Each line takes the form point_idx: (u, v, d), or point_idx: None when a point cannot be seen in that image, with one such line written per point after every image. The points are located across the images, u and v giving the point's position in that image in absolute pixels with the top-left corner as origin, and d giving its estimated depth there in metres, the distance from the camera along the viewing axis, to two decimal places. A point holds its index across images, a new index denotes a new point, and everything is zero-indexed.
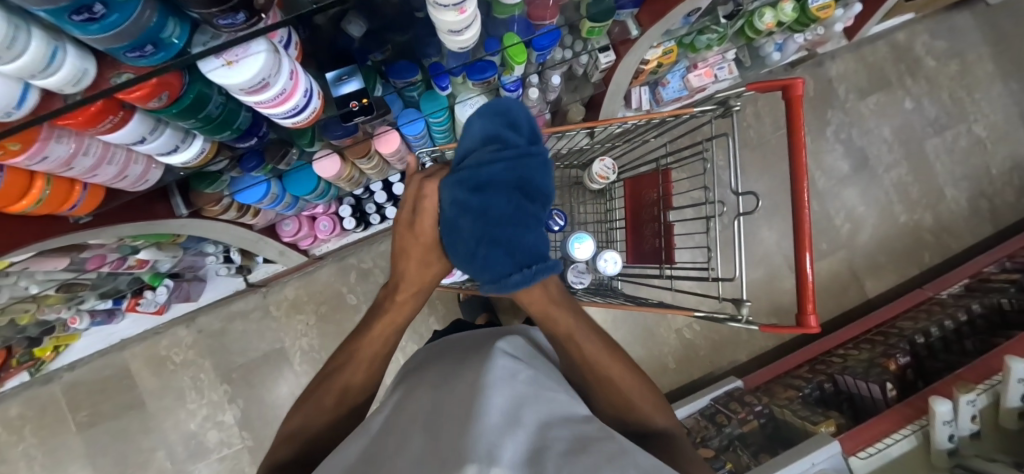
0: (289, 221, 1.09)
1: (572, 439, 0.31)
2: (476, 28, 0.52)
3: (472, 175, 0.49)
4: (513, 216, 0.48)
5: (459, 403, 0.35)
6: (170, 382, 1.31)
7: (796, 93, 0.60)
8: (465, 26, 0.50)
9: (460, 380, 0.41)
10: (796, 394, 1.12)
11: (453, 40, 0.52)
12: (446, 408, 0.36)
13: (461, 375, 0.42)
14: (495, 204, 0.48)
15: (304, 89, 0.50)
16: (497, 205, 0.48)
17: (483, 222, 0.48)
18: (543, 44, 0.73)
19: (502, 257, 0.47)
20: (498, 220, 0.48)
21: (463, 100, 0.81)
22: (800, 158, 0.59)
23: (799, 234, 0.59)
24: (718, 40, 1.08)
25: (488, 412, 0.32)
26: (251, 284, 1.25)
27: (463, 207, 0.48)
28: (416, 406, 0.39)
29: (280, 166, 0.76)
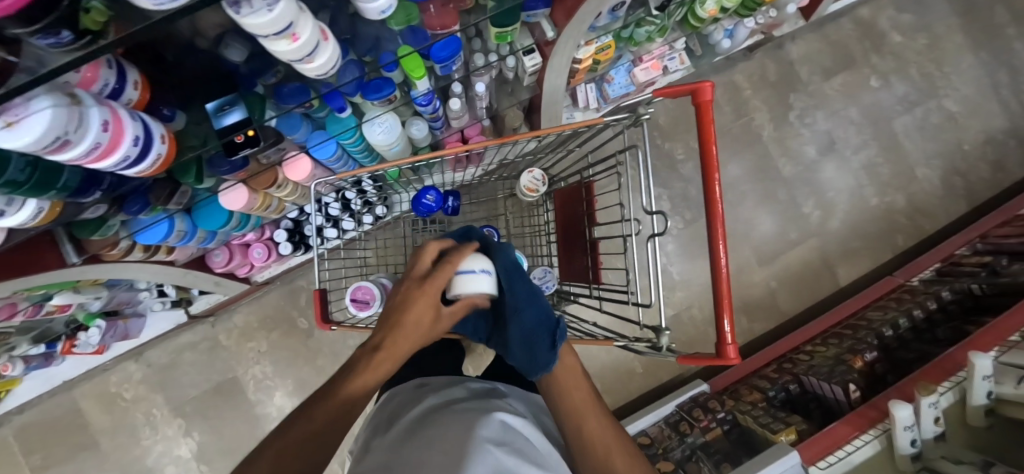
0: (219, 251, 1.04)
1: None
2: (326, 51, 0.47)
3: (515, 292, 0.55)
4: (543, 322, 0.56)
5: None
6: (123, 419, 1.28)
7: (705, 98, 0.55)
8: (309, 52, 0.45)
9: (437, 449, 0.39)
10: (761, 397, 1.08)
11: (308, 68, 0.48)
12: None
13: (436, 445, 0.40)
14: (527, 316, 0.55)
15: (132, 136, 0.45)
16: (529, 317, 0.55)
17: (527, 329, 0.55)
18: (442, 55, 0.67)
19: (540, 352, 0.54)
20: (525, 303, 0.55)
21: (370, 119, 0.75)
22: (712, 173, 0.54)
23: (716, 258, 0.53)
24: (658, 31, 1.02)
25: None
26: (195, 316, 1.20)
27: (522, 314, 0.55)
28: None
29: (174, 204, 0.71)
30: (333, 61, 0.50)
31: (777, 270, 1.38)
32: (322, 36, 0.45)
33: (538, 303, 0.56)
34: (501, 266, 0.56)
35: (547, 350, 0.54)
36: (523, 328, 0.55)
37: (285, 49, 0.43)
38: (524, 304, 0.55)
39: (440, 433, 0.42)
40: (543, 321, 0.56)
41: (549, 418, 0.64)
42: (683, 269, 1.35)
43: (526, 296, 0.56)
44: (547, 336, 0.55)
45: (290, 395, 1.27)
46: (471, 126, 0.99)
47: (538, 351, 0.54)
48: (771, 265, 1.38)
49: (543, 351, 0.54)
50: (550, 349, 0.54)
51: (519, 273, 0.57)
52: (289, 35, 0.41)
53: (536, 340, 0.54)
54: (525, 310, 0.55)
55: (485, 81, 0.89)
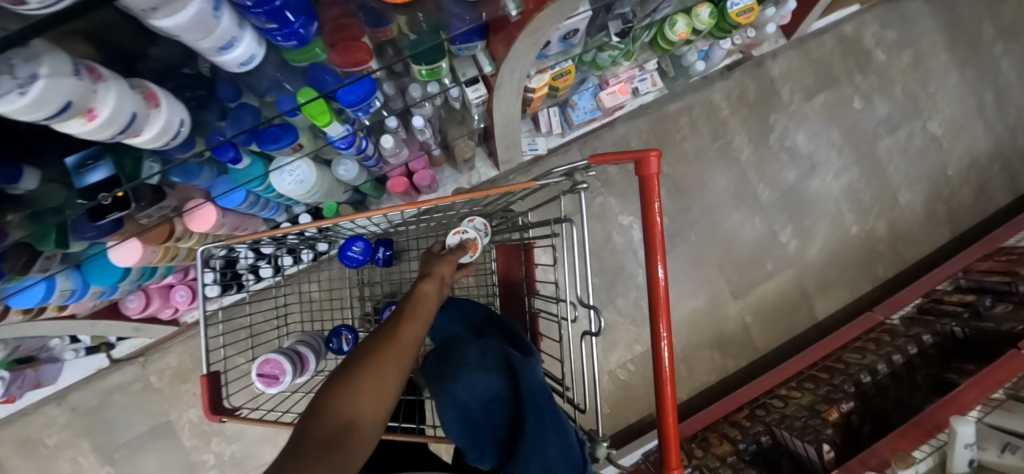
0: (135, 295, 0.93)
1: None
2: (151, 121, 0.38)
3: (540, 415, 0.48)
4: (568, 455, 0.48)
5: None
6: (46, 467, 1.17)
7: (649, 171, 0.46)
8: (122, 126, 0.35)
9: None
10: (731, 449, 1.01)
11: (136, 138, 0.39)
12: None
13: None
14: (552, 450, 0.47)
15: None
16: (555, 452, 0.47)
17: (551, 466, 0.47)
18: (349, 99, 0.57)
19: None
20: (552, 437, 0.48)
21: (277, 166, 0.65)
22: (656, 266, 0.46)
23: (657, 368, 0.47)
24: (623, 55, 0.93)
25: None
26: (120, 358, 1.10)
27: (548, 445, 0.47)
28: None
29: (43, 269, 0.60)
30: (165, 128, 0.40)
31: (752, 302, 1.31)
32: (138, 106, 0.36)
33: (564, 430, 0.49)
34: (528, 384, 0.50)
35: None
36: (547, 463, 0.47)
37: (83, 127, 0.33)
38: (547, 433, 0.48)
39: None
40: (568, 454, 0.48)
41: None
42: None
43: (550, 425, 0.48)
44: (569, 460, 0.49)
45: (229, 440, 1.18)
46: (415, 158, 0.90)
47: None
48: (747, 298, 1.31)
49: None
50: None
51: (544, 400, 0.49)
52: (87, 114, 0.32)
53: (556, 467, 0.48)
54: (548, 441, 0.47)
55: (425, 114, 0.78)
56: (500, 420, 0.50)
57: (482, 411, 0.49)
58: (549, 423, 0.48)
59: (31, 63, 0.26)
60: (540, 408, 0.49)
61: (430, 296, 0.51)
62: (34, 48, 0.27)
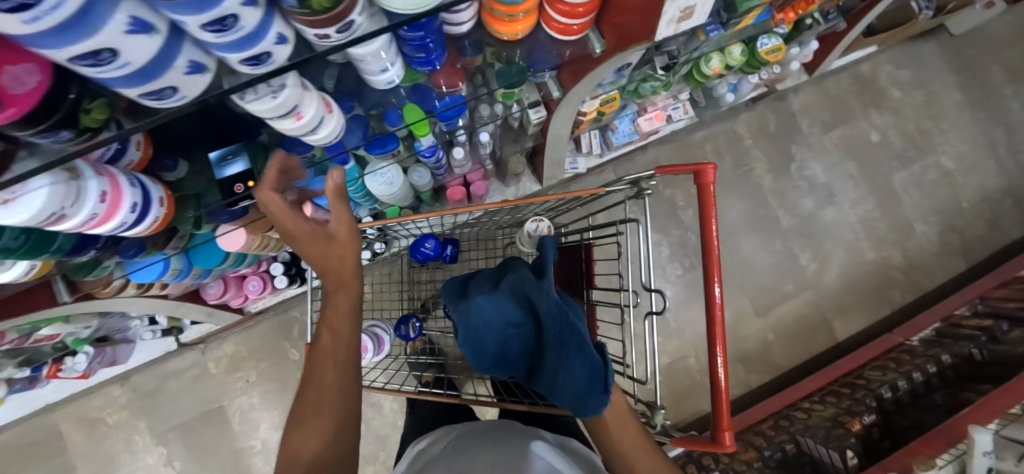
0: (214, 283, 1.03)
1: None
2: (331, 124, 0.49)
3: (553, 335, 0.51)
4: (590, 372, 0.50)
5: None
6: (102, 445, 1.24)
7: (706, 180, 0.55)
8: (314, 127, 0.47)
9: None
10: (756, 456, 1.05)
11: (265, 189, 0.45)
12: None
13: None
14: (575, 371, 0.49)
15: (131, 203, 0.44)
16: (577, 372, 0.49)
17: (570, 383, 0.50)
18: (449, 117, 0.68)
19: (592, 400, 0.49)
20: (571, 358, 0.49)
21: (372, 170, 0.74)
22: (713, 260, 0.54)
23: (712, 353, 0.53)
24: (663, 86, 1.03)
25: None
26: (185, 343, 1.19)
27: (564, 364, 0.50)
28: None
29: (171, 248, 0.70)
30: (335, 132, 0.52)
31: (774, 321, 1.37)
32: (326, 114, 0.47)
33: (582, 349, 0.50)
34: (542, 307, 0.52)
35: (599, 396, 0.49)
36: (571, 381, 0.50)
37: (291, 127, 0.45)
38: (566, 353, 0.50)
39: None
40: (590, 371, 0.50)
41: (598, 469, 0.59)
42: (680, 315, 1.34)
43: (565, 344, 0.50)
44: (598, 380, 0.50)
45: (275, 428, 1.25)
46: (473, 171, 1.00)
47: (592, 393, 0.49)
48: (769, 316, 1.37)
49: (595, 394, 0.49)
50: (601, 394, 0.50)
51: (562, 320, 0.51)
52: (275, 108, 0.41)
53: (584, 386, 0.49)
54: (570, 363, 0.50)
55: (489, 130, 0.89)
56: (522, 343, 0.55)
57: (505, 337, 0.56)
58: (567, 346, 0.50)
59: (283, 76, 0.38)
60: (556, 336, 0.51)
61: (349, 281, 0.47)
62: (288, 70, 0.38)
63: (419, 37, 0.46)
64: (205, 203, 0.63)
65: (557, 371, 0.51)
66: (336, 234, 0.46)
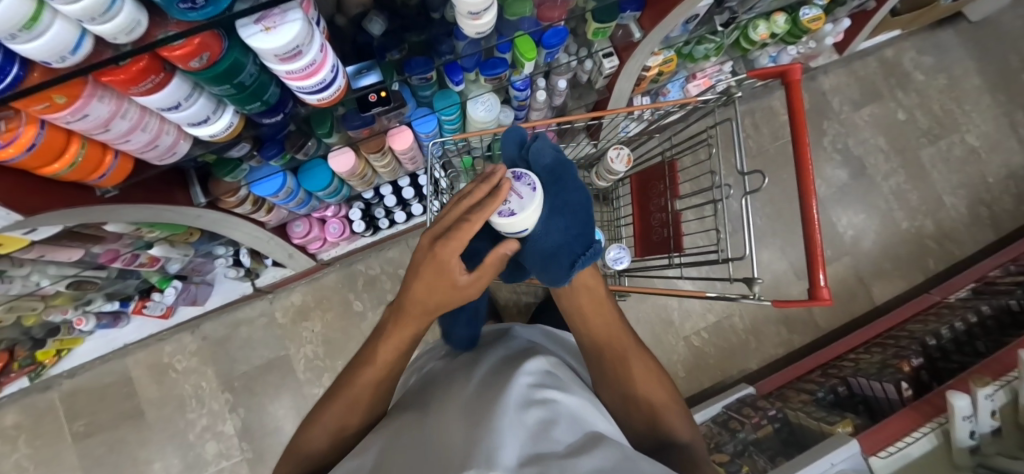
0: (300, 222, 1.10)
1: (571, 439, 0.34)
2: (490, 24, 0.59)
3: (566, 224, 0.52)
4: (562, 242, 0.51)
5: (463, 402, 0.39)
6: (171, 390, 1.29)
7: (795, 77, 0.63)
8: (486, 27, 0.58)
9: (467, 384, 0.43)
10: (810, 397, 1.10)
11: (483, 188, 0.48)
12: (434, 429, 0.36)
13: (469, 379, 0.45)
14: (547, 238, 0.51)
15: (331, 65, 0.53)
16: (550, 238, 0.51)
17: (556, 251, 0.51)
18: (551, 42, 0.78)
19: (557, 269, 0.50)
20: (557, 232, 0.51)
21: (475, 96, 0.85)
22: (803, 147, 0.61)
23: (808, 224, 0.59)
24: (715, 50, 1.13)
25: (492, 411, 0.35)
26: (259, 289, 1.25)
27: (554, 231, 0.51)
28: (435, 401, 0.43)
29: (299, 156, 0.79)
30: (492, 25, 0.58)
31: None
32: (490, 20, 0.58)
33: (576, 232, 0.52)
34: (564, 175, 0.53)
35: (565, 268, 0.50)
36: (543, 243, 0.51)
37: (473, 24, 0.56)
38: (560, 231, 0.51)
39: (464, 375, 0.47)
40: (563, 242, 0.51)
41: (571, 355, 0.65)
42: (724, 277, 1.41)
43: (566, 225, 0.51)
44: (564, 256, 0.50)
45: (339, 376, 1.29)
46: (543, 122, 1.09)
47: (555, 263, 0.51)
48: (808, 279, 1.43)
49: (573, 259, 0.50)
50: (569, 267, 0.50)
51: (555, 177, 0.52)
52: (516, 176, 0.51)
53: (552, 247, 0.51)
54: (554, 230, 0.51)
55: (565, 79, 0.98)
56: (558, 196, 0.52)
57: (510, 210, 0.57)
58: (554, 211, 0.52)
59: None
60: (549, 218, 0.51)
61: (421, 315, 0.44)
62: None
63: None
64: (340, 109, 0.72)
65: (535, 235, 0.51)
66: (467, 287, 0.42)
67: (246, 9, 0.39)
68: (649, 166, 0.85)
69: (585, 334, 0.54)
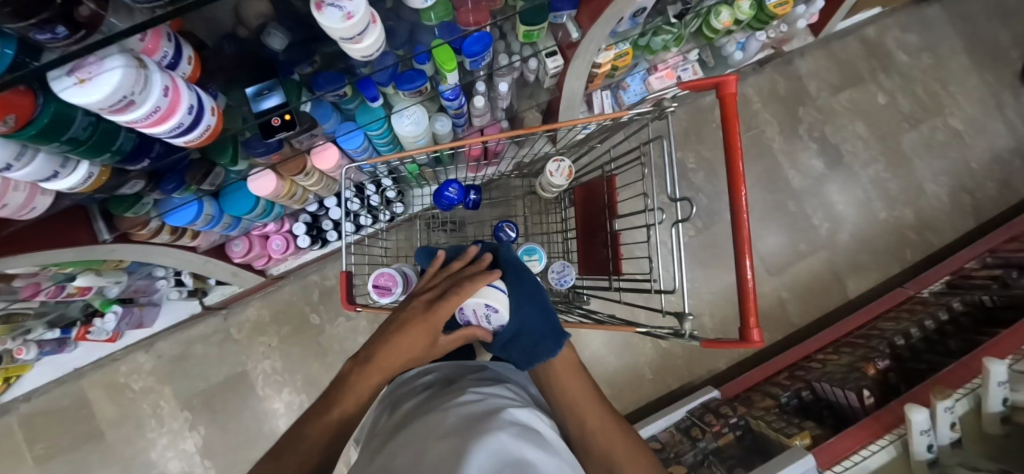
0: (239, 241, 1.05)
1: None
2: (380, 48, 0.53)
3: (543, 298, 0.57)
4: (545, 314, 0.56)
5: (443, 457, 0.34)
6: (130, 410, 1.27)
7: (729, 91, 0.56)
8: (373, 50, 0.51)
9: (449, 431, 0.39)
10: (773, 403, 1.07)
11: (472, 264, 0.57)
12: None
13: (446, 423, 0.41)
14: (529, 311, 0.55)
15: (187, 104, 0.47)
16: (529, 312, 0.55)
17: (541, 318, 0.55)
18: (474, 50, 0.70)
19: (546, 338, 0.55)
20: (531, 299, 0.56)
21: (398, 110, 0.77)
22: (736, 174, 0.56)
23: (741, 261, 0.54)
24: (675, 41, 1.06)
25: None
26: (209, 307, 1.21)
27: (535, 303, 0.56)
28: (409, 452, 0.38)
29: (206, 186, 0.73)
30: (379, 47, 0.52)
31: (786, 280, 1.38)
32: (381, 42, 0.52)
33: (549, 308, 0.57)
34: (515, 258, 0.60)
35: (555, 337, 0.55)
36: (528, 317, 0.55)
37: (356, 49, 0.50)
38: (539, 299, 0.56)
39: (440, 418, 0.43)
40: (544, 313, 0.56)
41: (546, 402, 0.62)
42: (694, 276, 1.36)
43: (541, 299, 0.57)
44: (553, 327, 0.56)
45: (299, 391, 1.27)
46: (491, 125, 1.02)
47: (546, 337, 0.55)
48: (781, 275, 1.38)
49: (554, 333, 0.55)
50: (557, 337, 0.56)
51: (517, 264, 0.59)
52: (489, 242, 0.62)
53: (533, 323, 0.55)
54: (530, 305, 0.55)
55: (507, 82, 0.92)
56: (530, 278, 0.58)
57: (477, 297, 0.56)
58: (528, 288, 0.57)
59: None
60: (526, 295, 0.56)
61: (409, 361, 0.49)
62: None
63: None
64: (244, 134, 0.67)
65: (519, 308, 0.55)
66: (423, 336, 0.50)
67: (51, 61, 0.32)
68: (592, 179, 0.79)
69: (561, 399, 0.57)
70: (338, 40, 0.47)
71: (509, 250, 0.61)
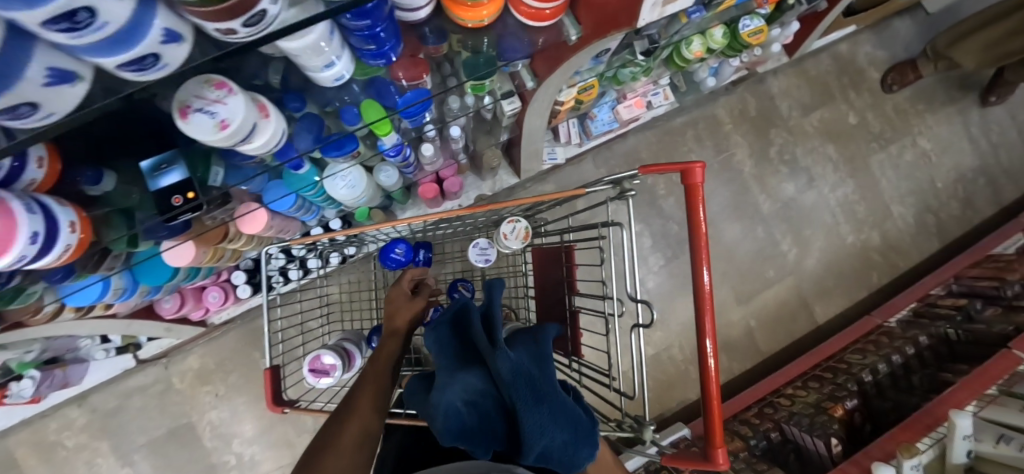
0: (170, 296, 0.95)
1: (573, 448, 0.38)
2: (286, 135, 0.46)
3: (565, 415, 0.38)
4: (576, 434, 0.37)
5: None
6: (63, 470, 1.17)
7: (694, 180, 0.50)
8: (274, 141, 0.44)
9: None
10: (743, 445, 1.05)
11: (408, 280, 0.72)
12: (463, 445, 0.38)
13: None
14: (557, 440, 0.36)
15: (31, 233, 0.37)
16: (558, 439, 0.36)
17: (572, 435, 0.37)
18: (412, 113, 0.62)
19: (584, 450, 0.38)
20: (554, 428, 0.36)
21: (332, 173, 0.68)
22: (703, 284, 0.50)
23: (705, 381, 0.49)
24: (643, 72, 0.98)
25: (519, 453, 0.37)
26: (145, 359, 1.11)
27: (561, 423, 0.37)
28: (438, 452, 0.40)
29: (108, 268, 0.63)
30: (279, 135, 0.44)
31: (756, 308, 1.37)
32: (282, 130, 0.45)
33: (582, 427, 0.38)
34: (510, 374, 0.38)
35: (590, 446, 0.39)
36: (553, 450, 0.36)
37: (254, 148, 0.42)
38: (558, 419, 0.37)
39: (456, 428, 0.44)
40: (576, 434, 0.37)
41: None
42: (665, 306, 1.33)
43: (565, 416, 0.37)
44: (586, 431, 0.39)
45: (250, 442, 1.19)
46: (445, 167, 0.94)
47: (580, 444, 0.37)
48: (751, 303, 1.37)
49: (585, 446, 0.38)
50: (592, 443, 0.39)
51: (526, 380, 0.38)
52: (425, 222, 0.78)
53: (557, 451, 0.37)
54: (556, 433, 0.36)
55: (460, 124, 0.83)
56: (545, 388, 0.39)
57: (456, 433, 0.36)
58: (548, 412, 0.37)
59: (207, 83, 0.35)
60: (545, 424, 0.36)
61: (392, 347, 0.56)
62: (207, 76, 0.36)
63: (380, 43, 0.43)
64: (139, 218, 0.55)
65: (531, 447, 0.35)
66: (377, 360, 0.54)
67: None
68: (550, 244, 0.72)
69: None
70: (237, 146, 0.40)
71: (503, 358, 0.39)
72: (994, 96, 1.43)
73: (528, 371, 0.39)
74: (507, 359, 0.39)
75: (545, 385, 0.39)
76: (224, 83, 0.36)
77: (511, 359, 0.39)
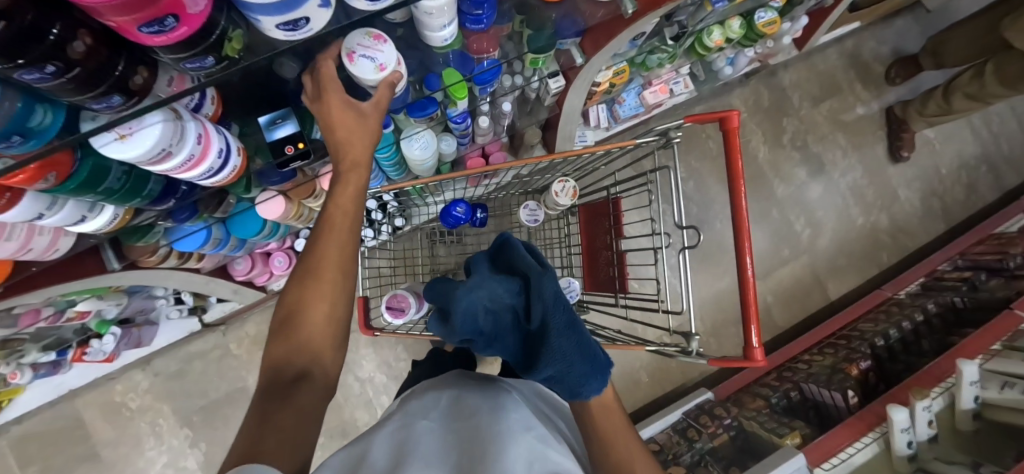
0: (242, 259, 1.05)
1: None
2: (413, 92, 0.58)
3: (585, 343, 0.46)
4: (588, 365, 0.46)
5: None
6: (127, 430, 1.25)
7: (732, 126, 0.60)
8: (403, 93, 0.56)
9: (458, 454, 0.36)
10: (764, 404, 1.13)
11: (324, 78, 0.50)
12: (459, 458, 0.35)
13: (482, 420, 0.42)
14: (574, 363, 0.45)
15: (218, 149, 0.47)
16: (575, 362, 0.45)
17: (586, 361, 0.46)
18: (486, 79, 0.73)
19: (593, 384, 0.46)
20: (573, 356, 0.45)
21: (408, 135, 0.79)
22: (741, 211, 0.59)
23: (744, 291, 0.58)
24: (669, 58, 1.09)
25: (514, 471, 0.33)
26: (207, 324, 1.22)
27: (580, 350, 0.45)
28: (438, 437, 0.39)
29: (218, 213, 0.73)
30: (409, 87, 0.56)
31: (772, 285, 1.45)
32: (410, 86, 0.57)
33: (596, 360, 0.46)
34: (549, 295, 0.46)
35: (600, 382, 0.46)
36: (568, 373, 0.45)
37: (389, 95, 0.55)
38: (577, 344, 0.45)
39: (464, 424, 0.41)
40: (589, 365, 0.46)
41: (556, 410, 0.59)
42: None
43: (584, 344, 0.46)
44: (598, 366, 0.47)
45: None
46: (492, 143, 1.04)
47: (591, 378, 0.46)
48: (767, 280, 1.45)
49: (594, 378, 0.46)
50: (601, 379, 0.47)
51: (559, 304, 0.46)
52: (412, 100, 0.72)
53: (562, 374, 0.46)
54: (575, 357, 0.45)
55: (510, 100, 0.92)
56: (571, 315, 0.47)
57: (475, 327, 0.46)
58: (570, 342, 0.45)
59: (366, 34, 0.49)
60: (567, 348, 0.45)
61: (362, 165, 0.51)
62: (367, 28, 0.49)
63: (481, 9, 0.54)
64: (256, 164, 0.65)
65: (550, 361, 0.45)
66: (369, 115, 0.51)
67: (95, 130, 0.34)
68: (596, 199, 0.82)
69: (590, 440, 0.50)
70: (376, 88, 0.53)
71: (542, 281, 0.47)
72: (905, 152, 1.50)
73: (561, 298, 0.47)
74: (549, 284, 0.47)
75: (573, 314, 0.47)
76: (378, 35, 0.49)
77: (549, 285, 0.46)
